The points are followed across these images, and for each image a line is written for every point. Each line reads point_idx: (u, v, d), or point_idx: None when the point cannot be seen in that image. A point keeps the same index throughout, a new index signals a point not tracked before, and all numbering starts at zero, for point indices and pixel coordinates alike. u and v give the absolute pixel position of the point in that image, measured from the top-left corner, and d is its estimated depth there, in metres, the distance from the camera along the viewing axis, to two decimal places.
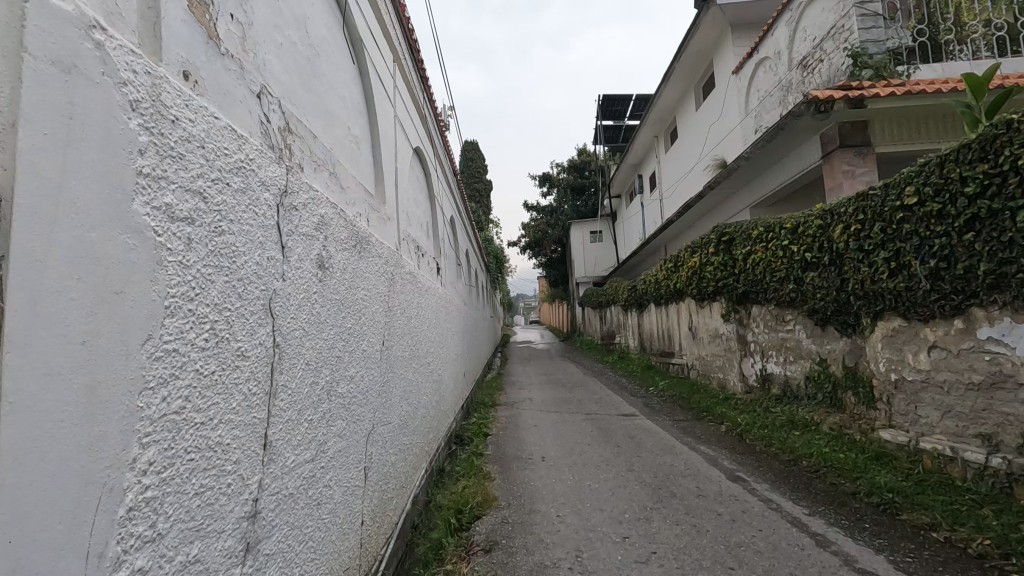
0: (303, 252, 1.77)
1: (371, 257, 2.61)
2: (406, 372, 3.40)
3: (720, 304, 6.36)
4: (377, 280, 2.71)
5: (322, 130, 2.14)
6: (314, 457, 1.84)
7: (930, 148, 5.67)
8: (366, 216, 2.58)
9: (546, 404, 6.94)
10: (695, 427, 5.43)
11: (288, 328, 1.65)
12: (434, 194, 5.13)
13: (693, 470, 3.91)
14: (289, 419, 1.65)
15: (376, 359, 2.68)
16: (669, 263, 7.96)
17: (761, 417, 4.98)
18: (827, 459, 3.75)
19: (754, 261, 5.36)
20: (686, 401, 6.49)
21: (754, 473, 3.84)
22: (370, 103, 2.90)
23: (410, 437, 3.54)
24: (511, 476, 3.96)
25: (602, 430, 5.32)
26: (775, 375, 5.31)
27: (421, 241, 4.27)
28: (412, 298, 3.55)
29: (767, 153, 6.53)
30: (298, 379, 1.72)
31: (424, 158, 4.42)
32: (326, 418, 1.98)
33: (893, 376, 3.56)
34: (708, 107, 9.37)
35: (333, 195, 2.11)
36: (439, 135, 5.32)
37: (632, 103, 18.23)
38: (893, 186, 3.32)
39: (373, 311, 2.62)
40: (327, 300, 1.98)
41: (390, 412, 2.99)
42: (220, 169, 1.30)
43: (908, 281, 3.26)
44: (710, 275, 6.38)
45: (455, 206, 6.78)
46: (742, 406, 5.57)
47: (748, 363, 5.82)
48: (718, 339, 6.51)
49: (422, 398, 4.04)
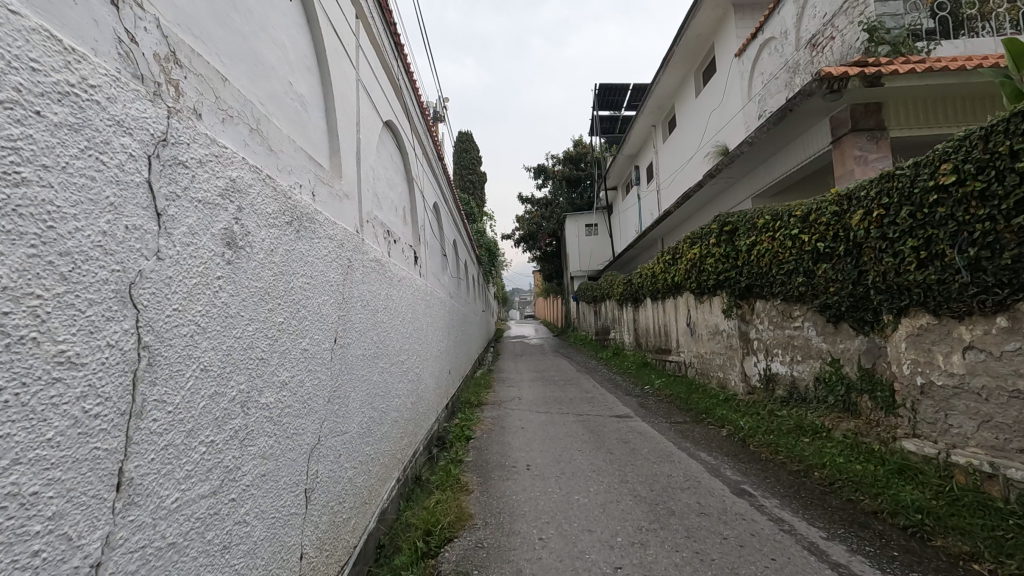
0: (196, 223, 1.35)
1: (319, 239, 2.20)
2: (370, 373, 2.99)
3: (721, 299, 5.96)
4: (326, 267, 2.29)
5: (243, 75, 1.72)
6: (217, 489, 1.44)
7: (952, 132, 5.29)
8: (311, 189, 2.17)
9: (535, 404, 6.54)
10: (694, 430, 5.05)
11: (168, 323, 1.23)
12: (413, 176, 4.70)
13: (693, 482, 3.52)
14: (168, 445, 1.24)
15: (325, 360, 2.27)
16: (666, 255, 7.56)
17: (766, 421, 4.60)
18: (844, 472, 3.37)
19: (759, 252, 4.97)
20: (683, 402, 6.11)
21: (761, 487, 3.46)
22: (322, 60, 2.48)
23: (376, 445, 3.13)
24: (492, 488, 3.57)
25: (594, 433, 4.93)
26: (780, 376, 4.93)
27: (394, 227, 3.86)
28: (378, 290, 3.13)
29: (772, 139, 6.13)
30: (188, 391, 1.31)
31: (398, 135, 4.01)
32: (240, 437, 1.57)
33: (918, 380, 3.18)
34: (709, 93, 8.97)
35: (253, 159, 1.69)
36: (420, 113, 4.90)
37: (630, 92, 17.77)
38: (926, 165, 2.92)
39: (318, 303, 2.20)
40: (241, 288, 1.56)
41: (346, 422, 2.57)
42: (20, 88, 0.88)
43: (940, 273, 2.88)
44: (710, 268, 5.98)
45: (439, 192, 6.36)
46: (743, 408, 5.19)
47: (751, 362, 5.44)
48: (718, 336, 6.12)
49: (394, 402, 3.63)
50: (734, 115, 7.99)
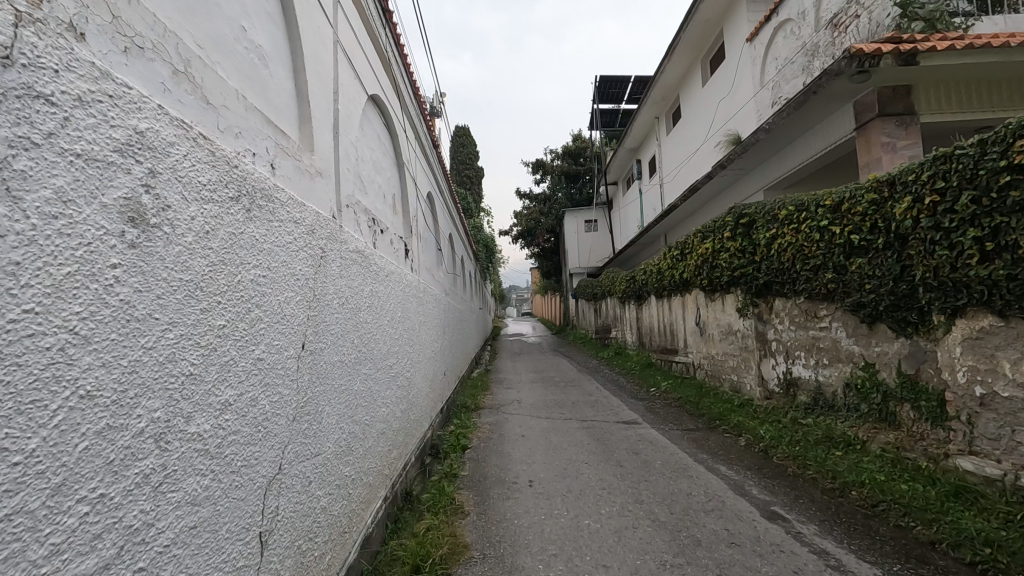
0: (71, 184, 0.94)
1: (280, 223, 1.79)
2: (349, 380, 2.58)
3: (735, 296, 5.57)
4: (291, 258, 1.88)
5: (170, 2, 1.31)
6: (112, 560, 1.03)
7: (1002, 119, 4.97)
8: (269, 161, 1.76)
9: (535, 408, 6.15)
10: (709, 438, 4.67)
11: (10, 333, 0.83)
12: (404, 161, 4.27)
13: (716, 503, 3.13)
14: (11, 516, 0.83)
15: (289, 369, 1.86)
16: (674, 251, 7.16)
17: (789, 431, 4.23)
18: (890, 492, 2.99)
19: (781, 246, 4.58)
20: (694, 407, 5.72)
21: (793, 508, 3.08)
22: (289, 9, 2.07)
23: (358, 462, 2.73)
24: (490, 509, 3.17)
25: (600, 442, 4.53)
26: (803, 381, 4.55)
27: (381, 216, 3.45)
28: (360, 285, 2.72)
29: (789, 127, 5.75)
30: (54, 430, 0.90)
31: (386, 113, 3.59)
32: (155, 482, 1.15)
33: (976, 390, 2.80)
34: (716, 82, 8.57)
35: (179, 109, 1.28)
36: (412, 93, 4.49)
37: (632, 84, 17.33)
38: (995, 142, 2.54)
39: (280, 299, 1.79)
40: (156, 282, 1.15)
41: (320, 440, 2.18)
42: None
43: (1011, 266, 2.49)
44: (723, 264, 5.58)
45: (434, 182, 5.95)
46: (762, 414, 4.82)
47: (769, 366, 5.06)
48: (731, 336, 5.73)
49: (380, 413, 3.22)
50: (745, 103, 7.60)
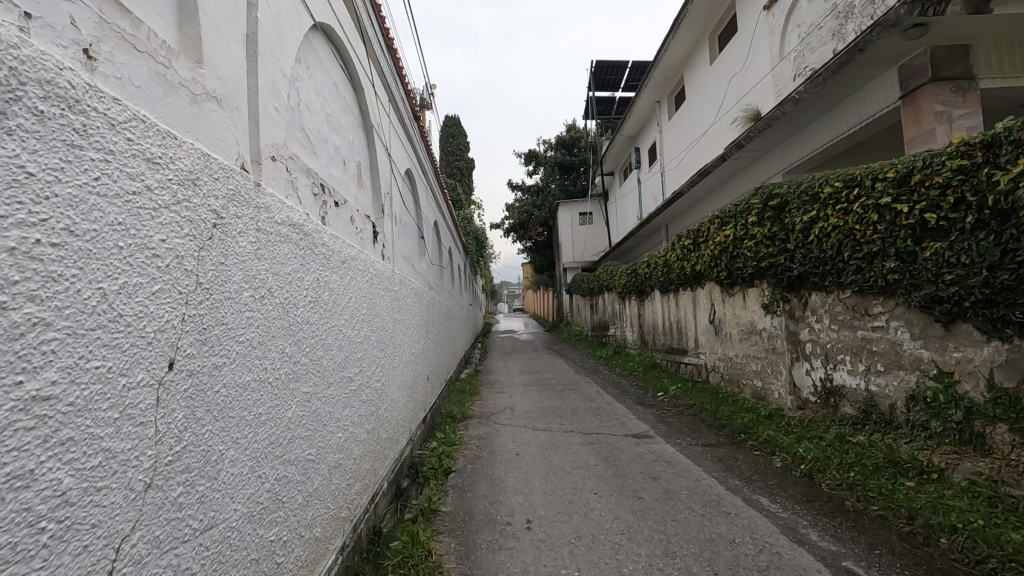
0: None
1: (110, 157, 1.04)
2: (275, 404, 1.82)
3: (760, 291, 4.86)
4: (140, 219, 1.13)
5: None
6: None
7: None
8: (82, 43, 1.00)
9: (531, 417, 5.42)
10: (737, 457, 3.96)
11: None
12: (373, 123, 3.50)
13: (770, 557, 2.42)
14: None
15: (136, 404, 1.11)
16: (683, 241, 6.43)
17: (836, 451, 3.54)
18: (998, 545, 2.31)
19: (823, 230, 3.87)
20: (711, 418, 5.02)
21: (871, 565, 2.37)
22: None
23: (295, 514, 1.99)
24: (477, 567, 2.44)
25: (610, 463, 3.81)
26: (848, 391, 3.85)
27: (337, 186, 2.70)
28: (296, 272, 1.97)
29: (819, 99, 5.07)
30: None
31: (343, 54, 2.82)
32: None
33: None
34: (728, 56, 7.83)
35: None
36: (384, 45, 3.72)
37: (629, 70, 16.55)
38: None
39: (108, 288, 1.03)
40: None
41: (214, 504, 1.42)
42: None
43: None
44: (747, 253, 4.86)
45: (414, 159, 5.17)
46: (797, 429, 4.13)
47: (802, 371, 4.36)
48: (755, 336, 5.03)
49: (334, 437, 2.47)
50: (762, 77, 6.89)
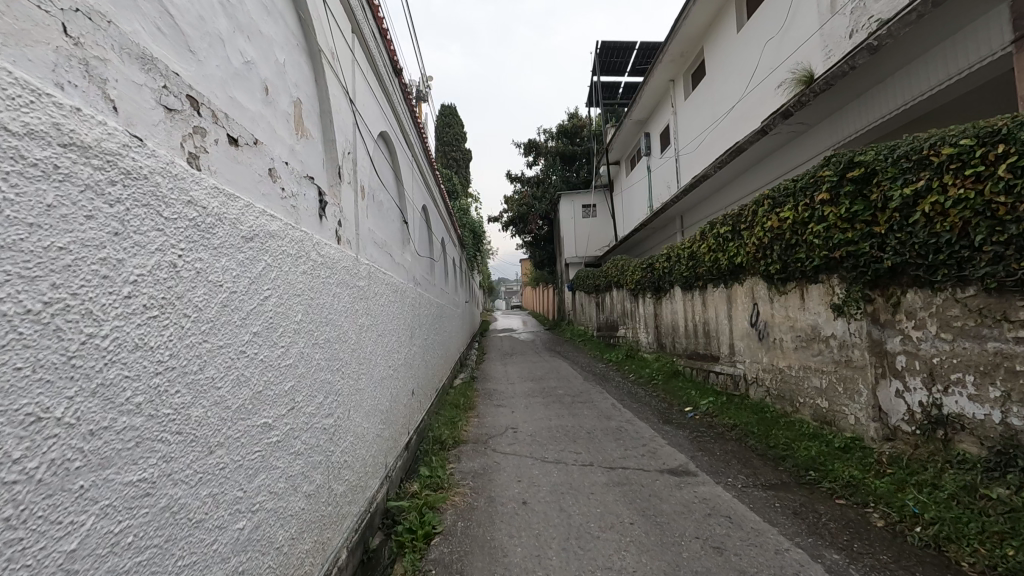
0: None
1: None
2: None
3: (828, 287, 3.87)
4: None
5: None
6: None
7: None
8: None
9: (538, 442, 4.41)
10: (817, 509, 2.97)
11: None
12: (326, 48, 2.47)
13: None
14: None
15: None
16: (717, 228, 5.43)
17: (968, 510, 2.55)
18: None
19: (935, 205, 2.87)
20: (764, 446, 4.03)
21: None
22: None
23: None
24: None
25: (649, 519, 2.83)
26: (970, 423, 2.85)
27: (242, 118, 1.68)
28: (87, 247, 0.95)
29: (900, 47, 4.06)
30: None
31: None
32: None
33: None
34: (763, 18, 6.80)
35: None
36: None
37: (634, 51, 15.54)
38: None
39: None
40: None
41: None
42: None
43: None
44: (813, 241, 3.84)
45: (392, 120, 4.14)
46: (891, 469, 3.14)
47: (892, 392, 3.36)
48: (818, 344, 4.04)
49: (226, 535, 1.45)
50: (808, 38, 5.87)
